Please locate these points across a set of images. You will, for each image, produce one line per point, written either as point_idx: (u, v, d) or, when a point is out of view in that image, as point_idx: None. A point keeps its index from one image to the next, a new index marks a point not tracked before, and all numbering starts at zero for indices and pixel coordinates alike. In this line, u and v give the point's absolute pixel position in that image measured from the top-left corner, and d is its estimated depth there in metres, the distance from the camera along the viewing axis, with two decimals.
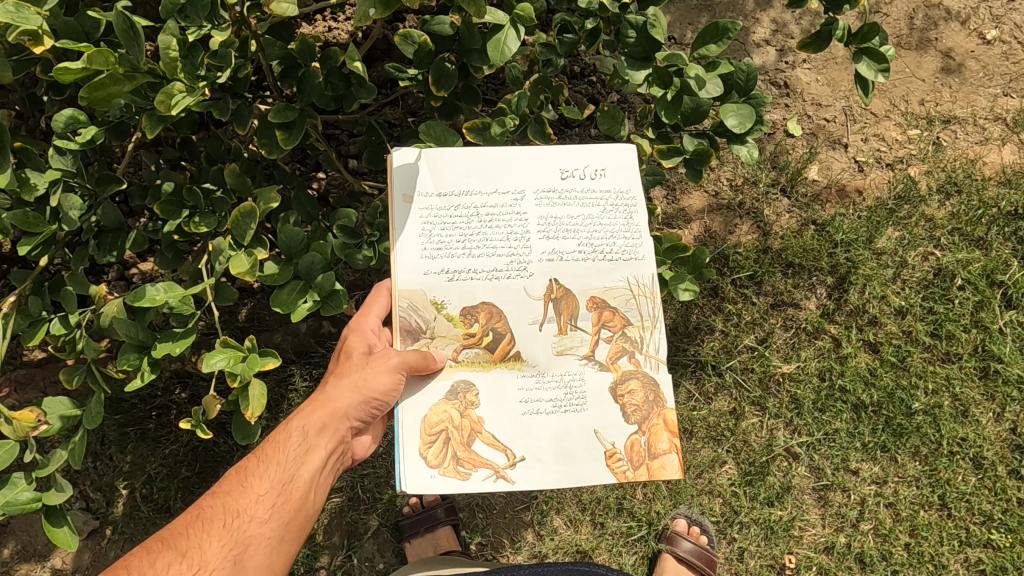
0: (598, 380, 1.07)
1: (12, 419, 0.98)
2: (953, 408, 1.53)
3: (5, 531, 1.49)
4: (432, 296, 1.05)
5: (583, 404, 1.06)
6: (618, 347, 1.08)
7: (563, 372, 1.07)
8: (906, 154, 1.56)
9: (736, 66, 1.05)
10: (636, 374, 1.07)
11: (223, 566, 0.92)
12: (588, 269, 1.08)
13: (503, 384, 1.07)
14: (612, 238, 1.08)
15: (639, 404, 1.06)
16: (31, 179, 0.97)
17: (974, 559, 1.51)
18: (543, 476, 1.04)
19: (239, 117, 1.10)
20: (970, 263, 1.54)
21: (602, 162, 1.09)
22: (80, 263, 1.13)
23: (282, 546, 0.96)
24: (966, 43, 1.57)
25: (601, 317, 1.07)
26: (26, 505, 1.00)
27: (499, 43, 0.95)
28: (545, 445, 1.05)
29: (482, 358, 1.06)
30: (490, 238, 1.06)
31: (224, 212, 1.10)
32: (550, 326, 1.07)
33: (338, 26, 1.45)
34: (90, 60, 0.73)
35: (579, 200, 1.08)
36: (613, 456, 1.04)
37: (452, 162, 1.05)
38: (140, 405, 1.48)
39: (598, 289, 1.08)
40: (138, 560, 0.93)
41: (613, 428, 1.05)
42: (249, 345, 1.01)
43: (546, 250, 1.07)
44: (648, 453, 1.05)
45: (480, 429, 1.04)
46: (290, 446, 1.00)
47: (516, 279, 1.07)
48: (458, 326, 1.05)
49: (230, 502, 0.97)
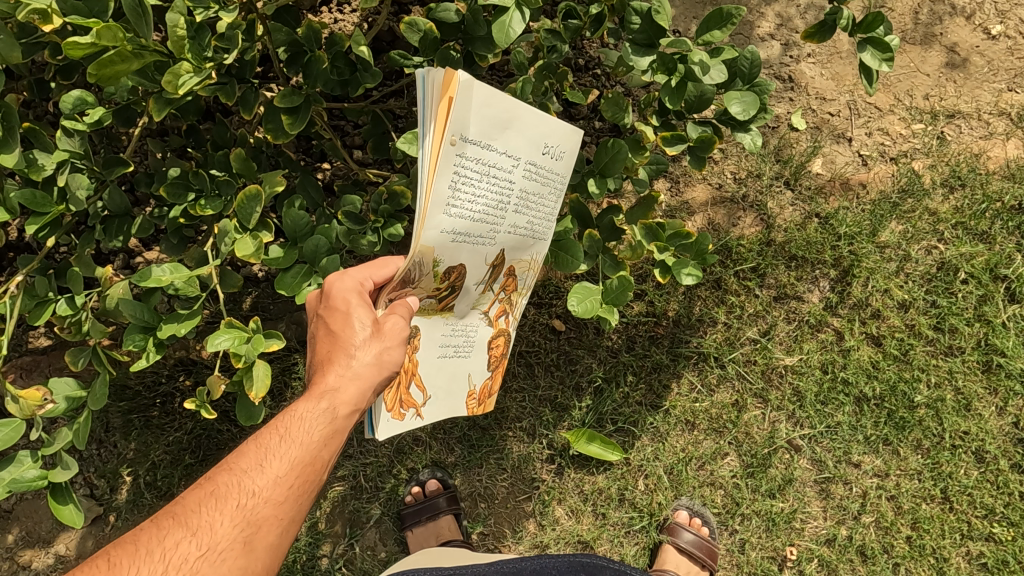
0: (483, 333, 1.17)
1: (19, 398, 0.99)
2: (955, 401, 1.53)
3: (9, 516, 1.50)
4: (437, 254, 0.97)
5: (468, 350, 1.16)
6: (502, 307, 1.18)
7: (468, 322, 1.15)
8: (910, 147, 1.56)
9: (740, 53, 1.05)
10: (504, 331, 1.21)
11: (234, 548, 0.89)
12: (523, 242, 1.11)
13: (431, 331, 1.11)
14: (543, 220, 1.12)
15: (497, 354, 1.20)
16: (39, 160, 0.99)
17: (975, 552, 1.51)
18: (434, 410, 1.16)
19: (246, 102, 1.11)
20: (973, 257, 1.54)
21: (565, 147, 1.09)
22: (85, 246, 1.14)
23: (293, 527, 0.94)
24: (970, 38, 1.56)
25: (505, 281, 1.14)
26: (32, 483, 1.01)
27: (504, 26, 0.96)
28: (440, 383, 1.15)
29: (427, 306, 1.07)
30: (488, 203, 1.01)
31: (230, 196, 1.12)
32: (482, 286, 1.10)
33: (344, 18, 1.45)
34: (98, 35, 0.74)
35: (542, 180, 1.08)
36: (470, 394, 1.20)
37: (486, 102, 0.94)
38: (145, 392, 1.49)
39: (517, 259, 1.13)
40: (147, 535, 0.90)
41: (480, 372, 1.19)
42: (254, 327, 1.02)
43: (510, 224, 1.07)
44: (488, 393, 1.23)
45: (415, 372, 1.11)
46: (311, 425, 0.96)
47: (485, 245, 1.05)
48: (438, 280, 1.02)
49: (244, 479, 0.93)
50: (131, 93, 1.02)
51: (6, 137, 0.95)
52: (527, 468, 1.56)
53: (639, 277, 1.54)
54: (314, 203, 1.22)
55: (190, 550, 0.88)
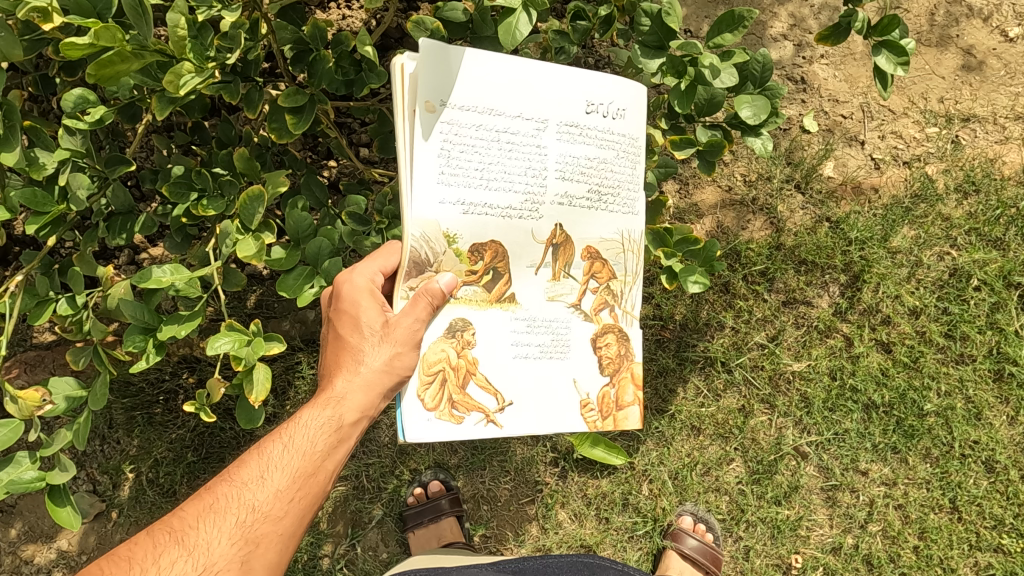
0: (581, 331, 1.08)
1: (18, 398, 0.99)
2: (965, 410, 1.51)
3: (11, 511, 1.49)
4: (445, 228, 0.95)
5: (565, 352, 1.06)
6: (602, 299, 1.08)
7: (551, 318, 1.06)
8: (923, 151, 1.54)
9: (752, 57, 1.04)
10: (613, 327, 1.10)
11: (231, 567, 0.89)
12: (592, 217, 1.05)
13: (498, 325, 1.03)
14: (618, 186, 1.05)
15: (615, 357, 1.10)
16: (39, 159, 0.98)
17: (983, 563, 1.49)
18: (526, 419, 1.04)
19: (250, 100, 1.09)
20: (987, 264, 1.52)
21: (622, 103, 1.02)
22: (88, 244, 1.11)
23: (293, 541, 0.94)
24: (988, 40, 1.54)
25: (592, 268, 1.06)
26: (30, 484, 1.01)
27: (511, 27, 0.94)
28: (529, 389, 1.05)
29: (480, 297, 1.01)
30: (509, 170, 0.98)
31: (232, 195, 1.11)
32: (545, 272, 1.04)
33: (352, 14, 1.44)
34: (97, 35, 0.73)
35: (598, 140, 1.02)
36: (586, 403, 1.08)
37: (511, 81, 0.96)
38: (148, 388, 1.49)
39: (596, 240, 1.05)
40: (142, 551, 0.89)
41: (590, 378, 1.08)
42: (254, 329, 1.01)
43: (559, 192, 1.01)
44: (615, 403, 1.10)
45: (474, 371, 1.01)
46: (313, 436, 0.96)
47: (528, 220, 1.00)
48: (464, 262, 0.98)
49: (244, 493, 0.93)
50: (134, 92, 1.01)
51: (7, 135, 0.94)
52: (531, 471, 1.55)
53: (647, 280, 1.53)
54: (317, 202, 1.19)
55: (185, 568, 0.88)
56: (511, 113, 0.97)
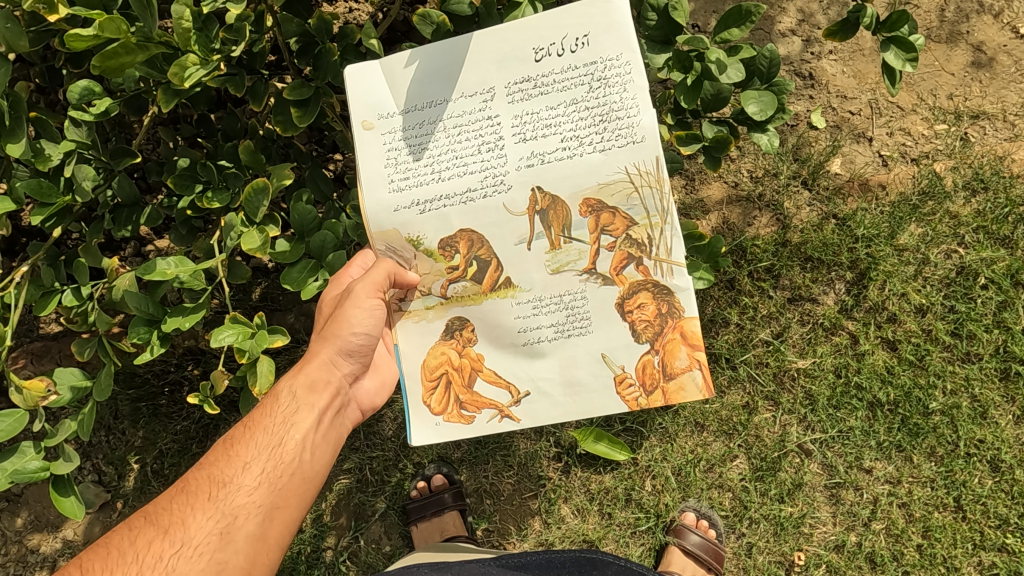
0: (602, 295, 1.04)
1: (22, 388, 0.99)
2: (970, 408, 1.51)
3: (18, 501, 1.51)
4: (407, 234, 1.01)
5: (587, 325, 1.05)
6: (622, 254, 1.02)
7: (563, 293, 1.04)
8: (932, 148, 1.52)
9: (758, 52, 1.02)
10: (643, 284, 1.02)
11: (210, 540, 0.93)
12: (578, 167, 0.99)
13: (499, 314, 1.05)
14: (599, 123, 0.98)
15: (651, 321, 1.03)
16: (46, 150, 0.98)
17: (988, 563, 1.49)
18: (550, 408, 1.06)
19: (255, 93, 1.08)
20: (994, 263, 1.51)
21: (580, 30, 0.96)
22: (94, 236, 1.12)
23: (274, 514, 0.97)
24: (999, 37, 1.52)
25: (599, 222, 1.01)
26: (35, 474, 1.01)
27: (515, 20, 1.00)
28: (551, 377, 1.06)
29: (471, 291, 1.04)
30: (459, 152, 1.00)
31: (237, 188, 1.10)
32: (540, 242, 1.02)
33: (359, 8, 1.45)
34: (101, 27, 0.74)
35: (557, 86, 0.97)
36: (623, 380, 1.04)
37: (443, 65, 0.98)
38: (153, 380, 1.49)
39: (592, 190, 1.00)
40: (120, 537, 0.94)
41: (622, 351, 1.04)
42: (258, 322, 1.00)
43: (524, 154, 0.99)
44: (662, 374, 1.03)
45: (480, 366, 1.06)
46: (277, 411, 1.01)
47: (493, 195, 1.01)
48: (439, 261, 1.02)
49: (216, 472, 0.98)
50: (139, 84, 1.01)
51: (13, 126, 0.95)
52: (533, 465, 1.55)
53: None
54: (323, 195, 1.19)
55: (164, 547, 0.92)
56: (448, 97, 0.99)
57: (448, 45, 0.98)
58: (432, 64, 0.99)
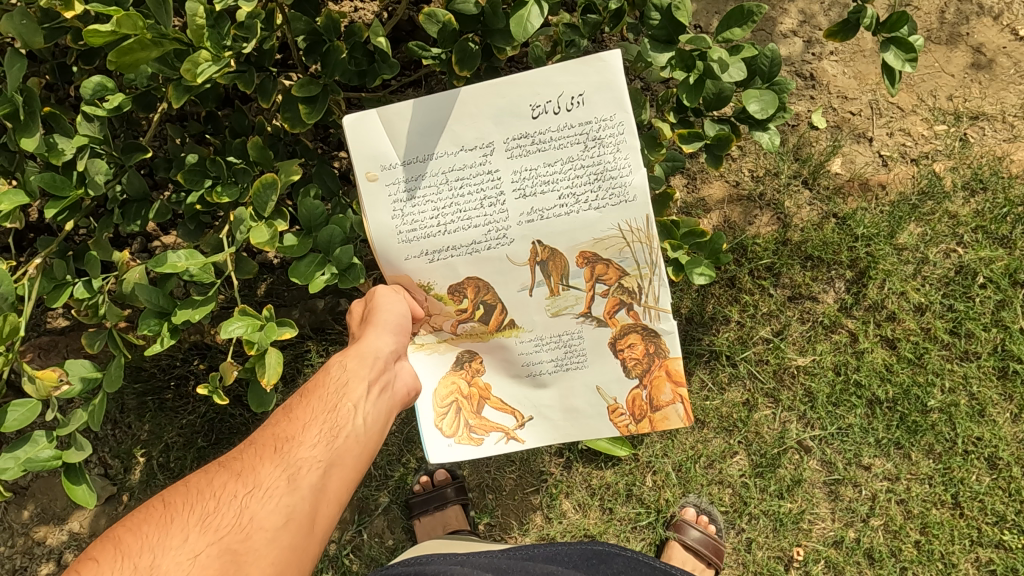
0: (596, 335, 1.10)
1: (35, 378, 1.00)
2: (968, 407, 1.52)
3: (25, 493, 1.52)
4: (418, 280, 1.05)
5: (583, 360, 1.11)
6: (615, 300, 1.08)
7: (561, 333, 1.10)
8: (932, 149, 1.54)
9: (760, 51, 1.04)
10: (633, 327, 1.09)
11: (277, 487, 0.93)
12: (574, 223, 1.03)
13: (505, 350, 1.11)
14: (594, 181, 1.02)
15: (639, 359, 1.10)
16: (59, 144, 1.00)
17: (985, 559, 1.50)
18: (550, 430, 1.14)
19: (264, 90, 1.11)
20: (993, 262, 1.52)
21: (576, 87, 0.98)
22: (103, 230, 1.14)
23: (334, 470, 0.96)
24: (998, 39, 1.53)
25: (594, 271, 1.06)
26: (48, 462, 1.03)
27: (522, 19, 0.98)
28: (551, 404, 1.14)
29: (478, 330, 1.09)
30: (463, 206, 1.03)
31: (246, 183, 1.13)
32: (540, 290, 1.07)
33: (364, 8, 1.47)
34: (119, 22, 0.76)
35: (554, 143, 1.00)
36: (615, 410, 1.12)
37: (446, 118, 1.00)
38: (159, 374, 1.51)
39: (587, 243, 1.04)
40: (198, 480, 0.96)
41: (615, 384, 1.11)
42: (267, 314, 1.02)
43: (525, 208, 1.03)
44: (650, 406, 1.12)
45: (488, 395, 1.13)
46: (333, 377, 1.00)
47: (497, 247, 1.04)
48: (449, 304, 1.07)
49: (280, 430, 0.98)
50: (151, 80, 1.03)
51: (27, 121, 0.97)
52: (535, 461, 1.56)
53: None
54: (329, 192, 1.21)
55: (237, 488, 0.93)
56: (448, 150, 1.01)
57: (448, 98, 0.99)
58: (432, 117, 1.00)
